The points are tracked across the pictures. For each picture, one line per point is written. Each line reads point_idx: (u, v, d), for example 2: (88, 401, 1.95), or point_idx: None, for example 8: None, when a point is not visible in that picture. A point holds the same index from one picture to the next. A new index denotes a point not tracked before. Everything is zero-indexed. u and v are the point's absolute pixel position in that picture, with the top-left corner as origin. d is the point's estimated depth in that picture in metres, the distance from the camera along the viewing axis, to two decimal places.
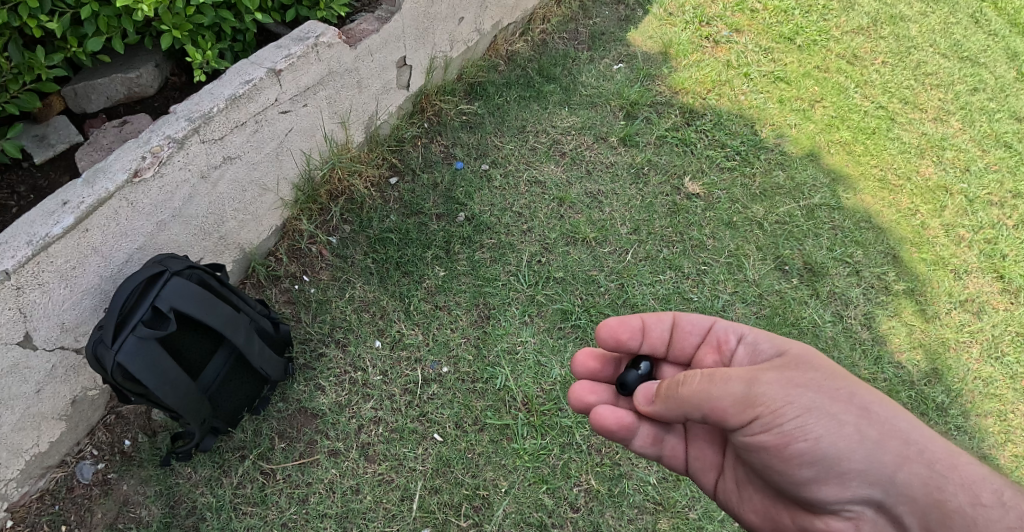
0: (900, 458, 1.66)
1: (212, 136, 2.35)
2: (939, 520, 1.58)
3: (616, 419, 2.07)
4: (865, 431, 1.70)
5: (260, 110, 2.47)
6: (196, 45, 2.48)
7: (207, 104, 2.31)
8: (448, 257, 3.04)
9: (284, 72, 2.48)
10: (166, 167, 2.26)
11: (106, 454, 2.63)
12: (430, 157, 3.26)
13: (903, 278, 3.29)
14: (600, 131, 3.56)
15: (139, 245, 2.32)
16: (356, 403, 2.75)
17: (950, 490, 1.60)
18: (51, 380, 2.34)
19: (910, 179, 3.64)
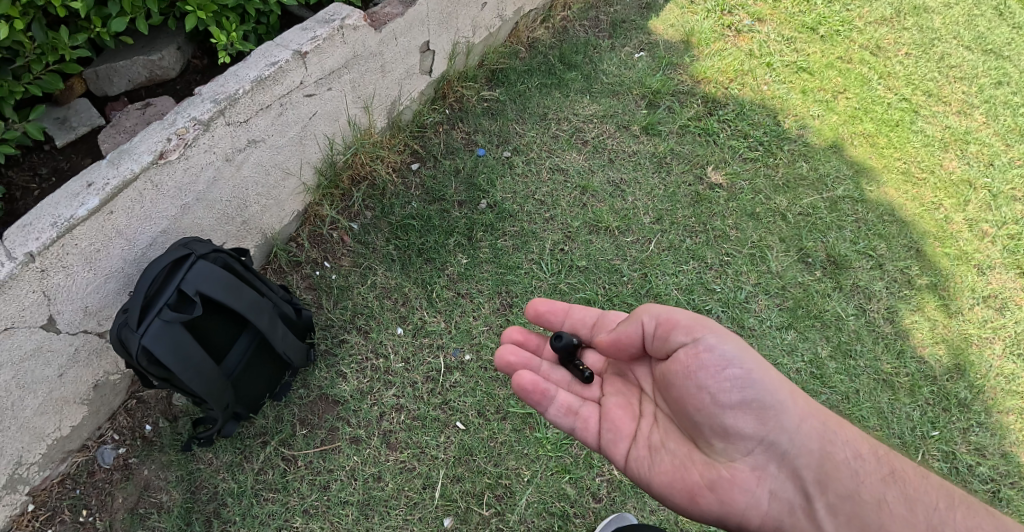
0: (803, 411, 1.92)
1: (237, 119, 2.31)
2: (829, 468, 1.84)
3: (532, 380, 2.16)
4: (780, 381, 1.94)
5: (285, 93, 2.43)
6: (220, 26, 2.45)
7: (233, 86, 2.27)
8: (470, 245, 3.00)
9: (310, 54, 2.43)
10: (191, 149, 2.23)
11: (127, 439, 2.62)
12: (452, 143, 3.22)
13: (926, 272, 3.26)
14: (622, 119, 3.52)
15: (163, 229, 2.29)
16: (378, 391, 2.73)
17: (839, 443, 1.88)
18: (74, 364, 2.33)
19: (934, 172, 3.60)
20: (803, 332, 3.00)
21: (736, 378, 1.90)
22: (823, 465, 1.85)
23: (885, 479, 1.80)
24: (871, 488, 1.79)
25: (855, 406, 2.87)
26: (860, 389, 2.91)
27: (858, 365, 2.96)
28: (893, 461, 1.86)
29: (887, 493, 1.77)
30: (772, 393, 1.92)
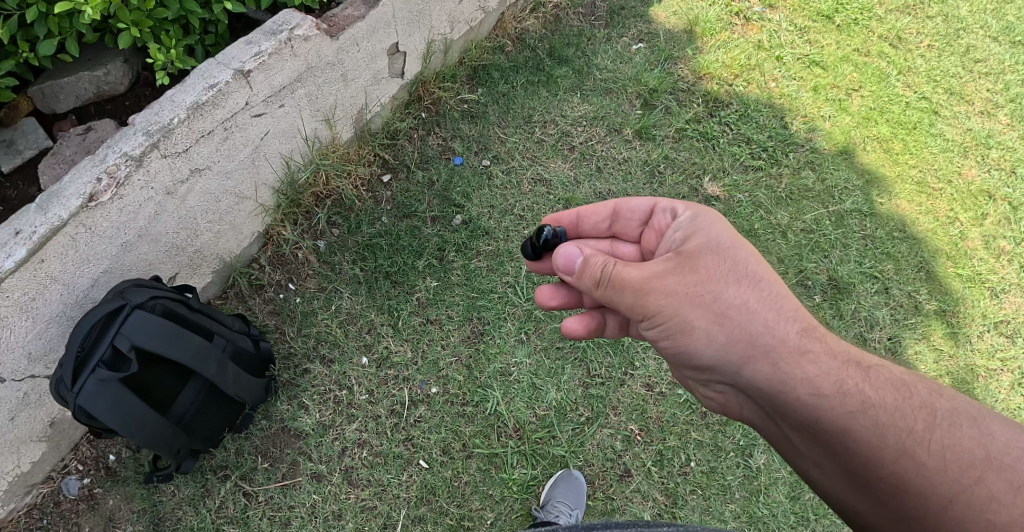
0: (754, 351, 1.77)
1: (176, 149, 2.14)
2: (783, 405, 1.72)
3: (583, 326, 2.25)
4: (716, 333, 1.80)
5: (229, 117, 2.25)
6: (159, 41, 2.24)
7: (167, 115, 2.10)
8: (442, 266, 2.82)
9: (254, 72, 2.25)
10: (125, 187, 2.06)
11: (91, 469, 2.51)
12: (426, 151, 3.00)
13: (935, 296, 3.04)
14: (614, 122, 3.26)
15: (104, 270, 2.13)
16: (340, 425, 2.62)
17: (794, 379, 1.71)
18: (25, 407, 2.18)
19: (951, 182, 3.32)
20: None
21: (677, 343, 1.87)
22: (781, 406, 1.72)
23: (847, 413, 1.62)
24: (832, 426, 1.62)
25: None
26: None
27: None
28: (862, 387, 1.66)
29: (850, 427, 1.60)
30: (715, 346, 1.81)
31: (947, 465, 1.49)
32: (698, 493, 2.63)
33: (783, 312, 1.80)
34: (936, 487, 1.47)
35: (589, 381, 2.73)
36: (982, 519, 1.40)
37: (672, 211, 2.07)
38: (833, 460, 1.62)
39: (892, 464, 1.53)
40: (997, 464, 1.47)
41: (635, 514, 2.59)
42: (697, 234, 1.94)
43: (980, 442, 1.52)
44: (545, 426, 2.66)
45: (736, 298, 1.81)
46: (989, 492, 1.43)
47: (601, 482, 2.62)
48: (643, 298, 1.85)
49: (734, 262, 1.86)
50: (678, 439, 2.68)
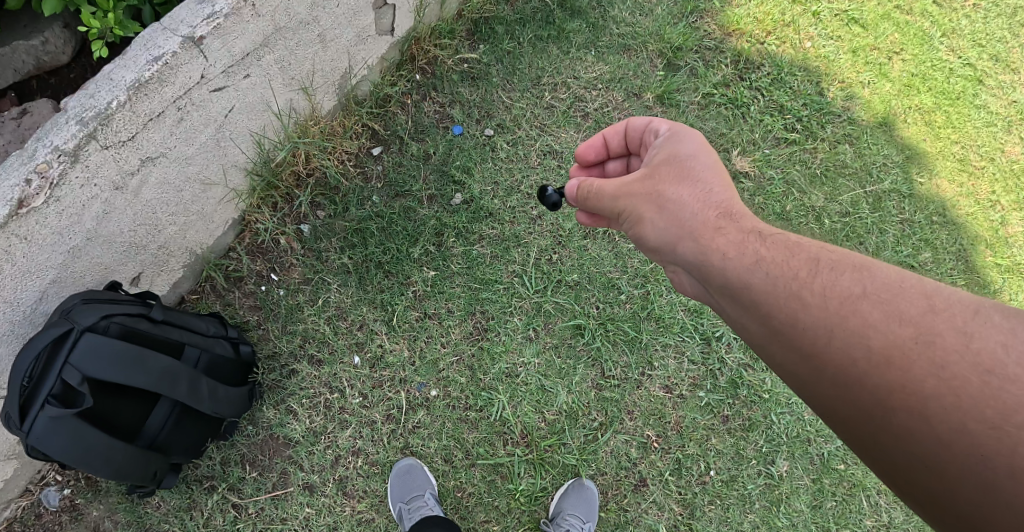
0: (681, 229, 1.53)
1: (119, 137, 1.83)
2: (707, 279, 1.48)
3: None
4: (651, 221, 1.58)
5: (181, 94, 1.92)
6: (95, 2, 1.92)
7: (104, 97, 1.78)
8: (441, 253, 2.50)
9: (208, 38, 1.90)
10: (61, 187, 1.77)
11: (71, 478, 2.23)
12: (422, 119, 2.61)
13: (971, 288, 2.84)
14: (634, 85, 2.82)
15: (52, 280, 1.87)
16: (332, 432, 2.36)
17: (710, 252, 1.47)
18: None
19: (994, 160, 2.98)
20: None
21: (634, 237, 1.66)
22: (696, 272, 1.51)
23: (748, 268, 1.41)
24: (738, 288, 1.42)
25: None
26: None
27: None
28: (762, 250, 1.43)
29: (749, 283, 1.40)
30: (651, 227, 1.59)
31: (831, 304, 1.31)
32: (717, 503, 2.45)
33: (711, 195, 1.55)
34: (825, 326, 1.29)
35: (603, 383, 2.48)
36: (862, 349, 1.24)
37: (656, 126, 1.80)
38: (744, 318, 1.42)
39: (786, 309, 1.34)
40: (876, 298, 1.28)
41: (651, 526, 2.42)
42: (666, 147, 1.70)
43: (862, 280, 1.32)
44: (555, 432, 2.42)
45: (673, 186, 1.58)
46: (866, 321, 1.26)
47: (616, 493, 2.42)
48: (616, 202, 1.68)
49: (680, 159, 1.63)
50: (698, 446, 2.47)
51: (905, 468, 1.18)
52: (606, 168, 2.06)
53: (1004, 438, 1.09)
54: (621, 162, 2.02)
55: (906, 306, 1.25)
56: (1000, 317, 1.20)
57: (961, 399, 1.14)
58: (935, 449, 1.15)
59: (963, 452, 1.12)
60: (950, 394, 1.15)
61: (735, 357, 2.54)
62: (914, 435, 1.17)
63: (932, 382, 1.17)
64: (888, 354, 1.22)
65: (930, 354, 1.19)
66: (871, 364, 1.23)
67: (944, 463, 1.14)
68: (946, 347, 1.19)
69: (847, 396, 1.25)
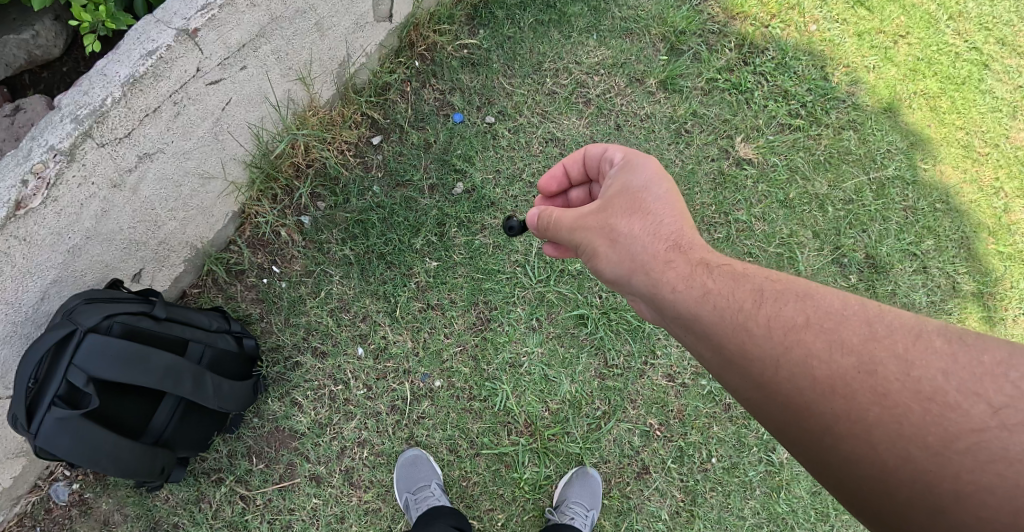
0: (632, 261, 1.48)
1: (114, 135, 1.81)
2: (660, 311, 1.44)
3: None
4: (604, 255, 1.54)
5: (177, 88, 1.88)
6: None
7: (98, 94, 1.75)
8: (443, 243, 2.48)
9: (203, 30, 1.86)
10: (58, 187, 1.76)
11: (80, 473, 2.28)
12: (421, 107, 2.57)
13: (974, 276, 2.82)
14: (636, 70, 2.76)
15: (53, 279, 1.88)
16: (337, 423, 2.37)
17: (660, 285, 1.43)
18: None
19: (998, 146, 2.94)
20: None
21: (591, 270, 1.61)
22: (650, 302, 1.47)
23: (695, 300, 1.37)
24: (686, 321, 1.38)
25: None
26: None
27: None
28: (709, 282, 1.38)
29: (699, 316, 1.36)
30: (604, 259, 1.54)
31: (776, 334, 1.27)
32: (718, 490, 2.45)
33: (661, 225, 1.50)
34: (770, 356, 1.25)
35: (606, 371, 2.46)
36: (807, 378, 1.21)
37: (612, 155, 1.74)
38: (697, 350, 1.38)
39: (733, 340, 1.30)
40: (819, 326, 1.25)
41: (652, 513, 2.42)
42: (620, 177, 1.64)
43: (805, 308, 1.28)
44: (558, 421, 2.42)
45: (626, 220, 1.54)
46: (809, 351, 1.22)
47: (619, 480, 2.43)
48: (572, 235, 1.63)
49: (633, 190, 1.58)
50: (700, 434, 2.46)
51: (855, 494, 1.15)
52: (570, 196, 2.03)
53: (948, 464, 1.07)
54: (582, 189, 1.99)
55: (848, 334, 1.22)
56: (940, 341, 1.17)
57: (904, 427, 1.12)
58: (881, 475, 1.12)
59: (909, 476, 1.10)
60: (895, 422, 1.12)
61: None
62: (859, 463, 1.14)
63: (876, 411, 1.14)
64: (833, 382, 1.19)
65: (871, 383, 1.16)
66: (816, 393, 1.19)
67: (891, 489, 1.11)
68: (888, 375, 1.16)
69: (795, 424, 1.21)
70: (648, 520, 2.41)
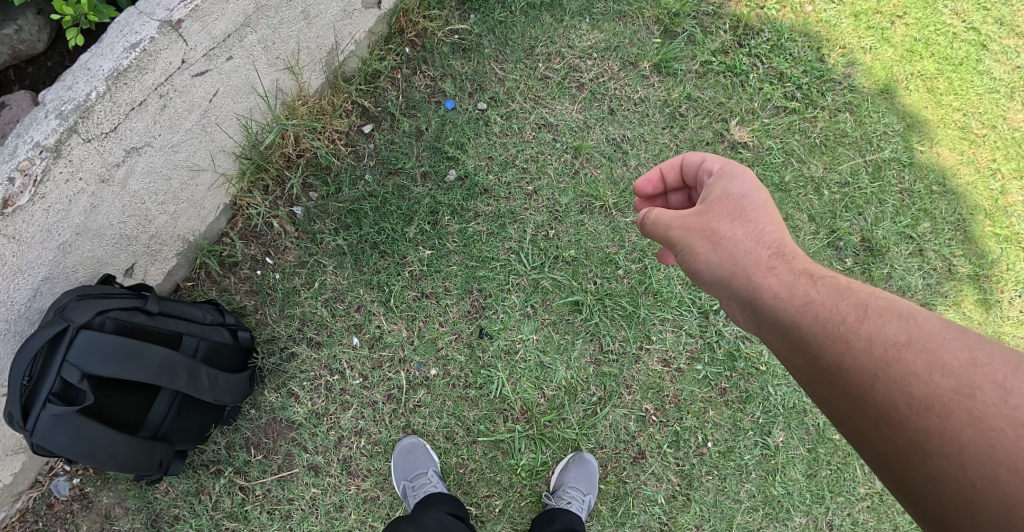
0: (733, 264, 1.49)
1: (101, 130, 1.79)
2: (757, 316, 1.44)
3: None
4: (703, 255, 1.55)
5: (162, 81, 1.86)
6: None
7: (82, 88, 1.74)
8: (436, 232, 2.47)
9: (187, 21, 1.83)
10: (46, 184, 1.76)
11: (79, 468, 2.31)
12: (413, 95, 2.54)
13: (970, 258, 2.81)
14: (630, 54, 2.73)
15: (44, 276, 1.88)
16: (334, 413, 2.39)
17: (761, 291, 1.43)
18: None
19: (996, 128, 2.92)
20: None
21: (688, 273, 1.62)
22: (746, 307, 1.47)
23: (795, 305, 1.37)
24: (784, 325, 1.37)
25: None
26: None
27: None
28: (813, 293, 1.37)
29: (797, 322, 1.35)
30: (703, 261, 1.55)
31: (875, 349, 1.25)
32: (714, 474, 2.45)
33: (764, 234, 1.52)
34: (866, 367, 1.24)
35: (601, 358, 2.46)
36: (902, 394, 1.19)
37: (714, 165, 1.76)
38: (790, 358, 1.36)
39: (829, 350, 1.29)
40: (921, 346, 1.22)
41: (649, 497, 2.43)
42: (719, 184, 1.67)
43: (908, 328, 1.25)
44: (554, 407, 2.41)
45: (728, 225, 1.55)
46: (908, 368, 1.20)
47: (615, 465, 2.43)
48: (670, 236, 1.65)
49: (736, 198, 1.60)
50: (696, 418, 2.46)
51: (933, 514, 1.13)
52: (671, 202, 1.96)
53: None
54: (684, 196, 1.94)
55: (949, 356, 1.19)
56: None
57: (999, 452, 1.08)
58: (969, 497, 1.09)
59: (999, 504, 1.06)
60: (988, 446, 1.09)
61: (732, 329, 2.50)
62: (947, 482, 1.11)
63: (970, 432, 1.11)
64: (929, 402, 1.16)
65: (968, 405, 1.13)
66: (910, 409, 1.17)
67: (978, 512, 1.08)
68: (986, 401, 1.12)
69: (885, 437, 1.19)
70: (645, 504, 2.42)
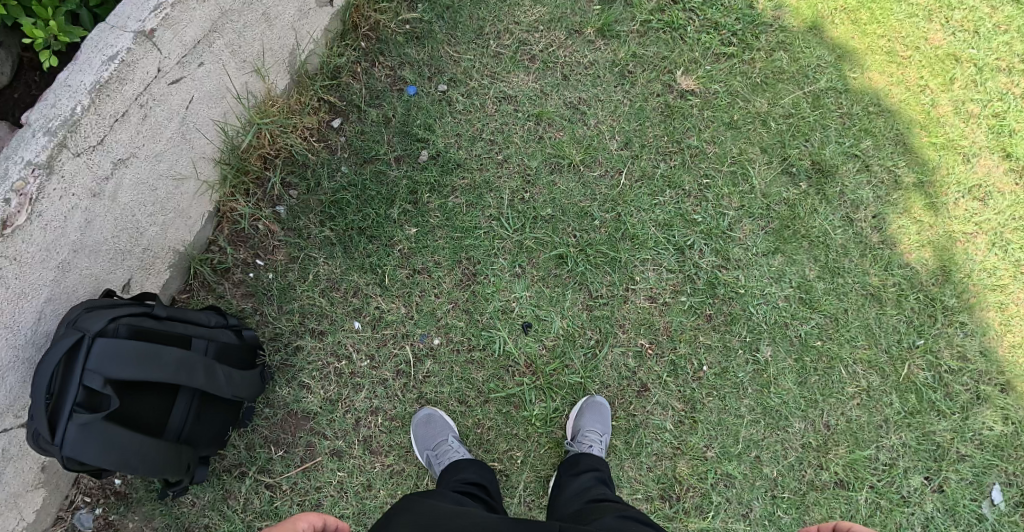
0: None
1: (88, 143, 1.87)
2: None
3: None
4: None
5: (141, 90, 1.95)
6: (32, 11, 1.93)
7: (66, 104, 1.82)
8: (418, 210, 2.58)
9: (158, 30, 1.94)
10: (41, 201, 1.81)
11: (100, 498, 2.34)
12: (375, 85, 2.66)
13: (913, 168, 3.02)
14: (574, 22, 2.88)
15: (46, 298, 1.90)
16: (347, 397, 2.45)
17: None
18: (8, 463, 1.97)
19: (919, 49, 3.15)
20: (790, 255, 2.78)
21: None
22: None
23: None
24: None
25: (843, 327, 2.78)
26: (848, 308, 2.80)
27: (846, 282, 2.82)
28: None
29: None
30: None
31: None
32: (714, 394, 2.61)
33: None
34: None
35: (593, 303, 2.59)
36: None
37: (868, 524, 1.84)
38: None
39: None
40: None
41: (658, 425, 2.57)
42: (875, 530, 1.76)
43: None
44: (556, 356, 2.54)
45: None
46: None
47: (622, 402, 2.56)
48: None
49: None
50: (688, 346, 2.61)
51: None
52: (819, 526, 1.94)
53: None
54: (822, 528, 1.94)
55: None
56: None
57: None
58: None
59: None
60: None
61: (708, 260, 2.70)
62: None
63: None
64: None
65: None
66: None
67: None
68: None
69: None
70: (655, 433, 2.56)
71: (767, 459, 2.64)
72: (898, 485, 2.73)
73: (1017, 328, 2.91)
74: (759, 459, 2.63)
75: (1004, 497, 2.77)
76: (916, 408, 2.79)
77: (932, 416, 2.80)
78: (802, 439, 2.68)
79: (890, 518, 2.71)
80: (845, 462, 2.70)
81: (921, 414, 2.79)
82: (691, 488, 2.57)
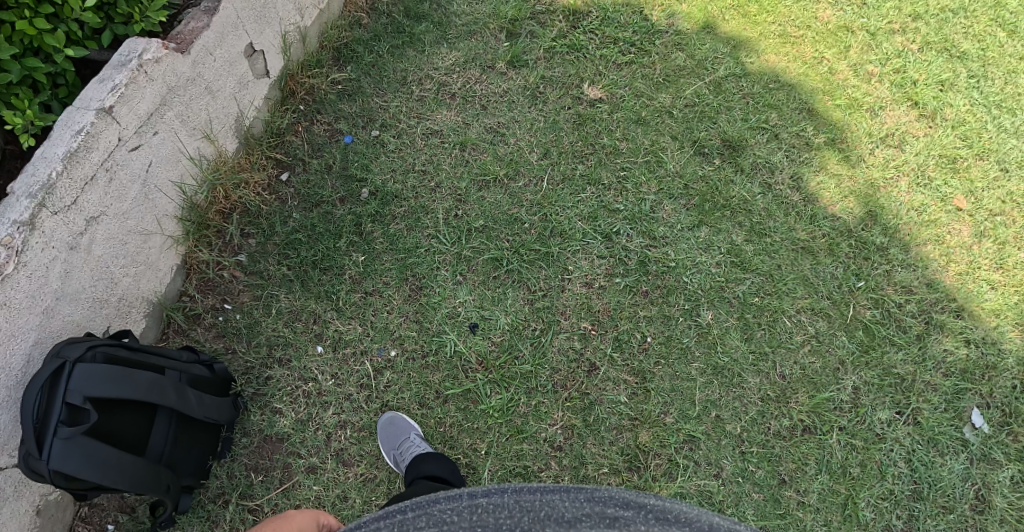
0: None
1: (63, 203, 2.21)
2: None
3: None
4: None
5: (106, 157, 2.32)
6: (12, 106, 2.34)
7: (43, 172, 2.17)
8: (363, 240, 2.87)
9: (116, 106, 2.32)
10: (26, 253, 2.12)
11: None
12: (315, 140, 3.03)
13: (822, 129, 3.21)
14: (486, 60, 3.24)
15: (34, 341, 2.17)
16: (317, 414, 2.65)
17: None
18: (6, 502, 2.16)
19: (811, 27, 3.42)
20: (715, 226, 2.98)
21: None
22: None
23: None
24: None
25: (780, 282, 2.91)
26: (781, 264, 2.94)
27: (775, 241, 2.98)
28: None
29: None
30: None
31: None
32: (663, 363, 2.76)
33: None
34: None
35: (533, 297, 2.82)
36: None
37: None
38: None
39: None
40: None
41: (613, 401, 2.70)
42: None
43: None
44: (505, 349, 2.73)
45: None
46: None
47: (574, 383, 2.72)
48: None
49: None
50: (629, 321, 2.81)
51: None
52: None
53: None
54: None
55: None
56: None
57: None
58: None
59: None
60: None
61: (636, 242, 2.92)
62: None
63: None
64: None
65: None
66: None
67: None
68: None
69: None
70: (611, 407, 2.69)
71: (727, 417, 2.73)
72: (869, 423, 2.77)
73: (957, 258, 2.99)
74: (720, 418, 2.72)
75: (985, 420, 2.78)
76: (870, 345, 2.86)
77: (887, 351, 2.86)
78: (758, 393, 2.77)
79: (869, 457, 2.73)
80: (808, 408, 2.77)
81: (876, 350, 2.85)
82: (656, 455, 2.66)
